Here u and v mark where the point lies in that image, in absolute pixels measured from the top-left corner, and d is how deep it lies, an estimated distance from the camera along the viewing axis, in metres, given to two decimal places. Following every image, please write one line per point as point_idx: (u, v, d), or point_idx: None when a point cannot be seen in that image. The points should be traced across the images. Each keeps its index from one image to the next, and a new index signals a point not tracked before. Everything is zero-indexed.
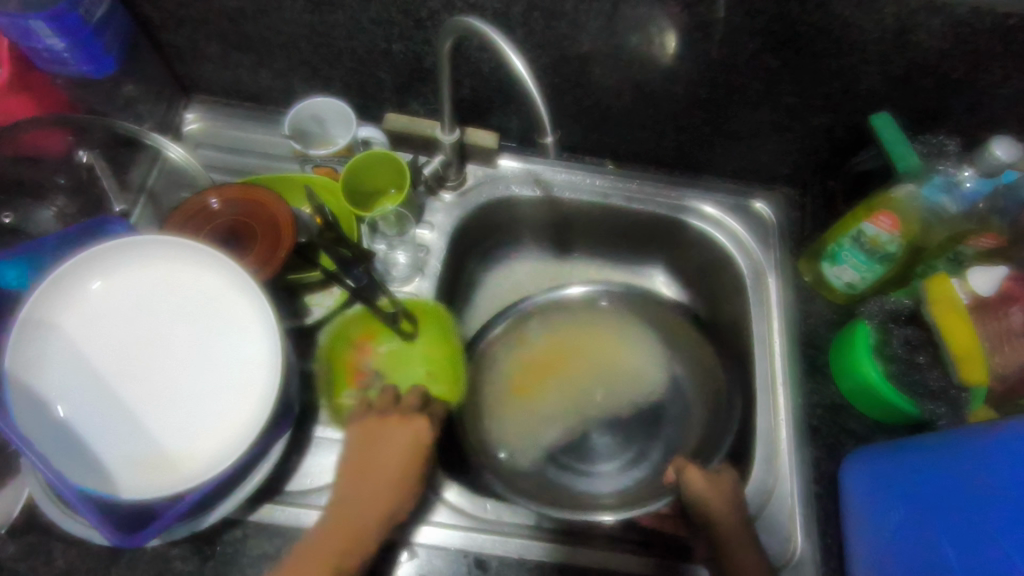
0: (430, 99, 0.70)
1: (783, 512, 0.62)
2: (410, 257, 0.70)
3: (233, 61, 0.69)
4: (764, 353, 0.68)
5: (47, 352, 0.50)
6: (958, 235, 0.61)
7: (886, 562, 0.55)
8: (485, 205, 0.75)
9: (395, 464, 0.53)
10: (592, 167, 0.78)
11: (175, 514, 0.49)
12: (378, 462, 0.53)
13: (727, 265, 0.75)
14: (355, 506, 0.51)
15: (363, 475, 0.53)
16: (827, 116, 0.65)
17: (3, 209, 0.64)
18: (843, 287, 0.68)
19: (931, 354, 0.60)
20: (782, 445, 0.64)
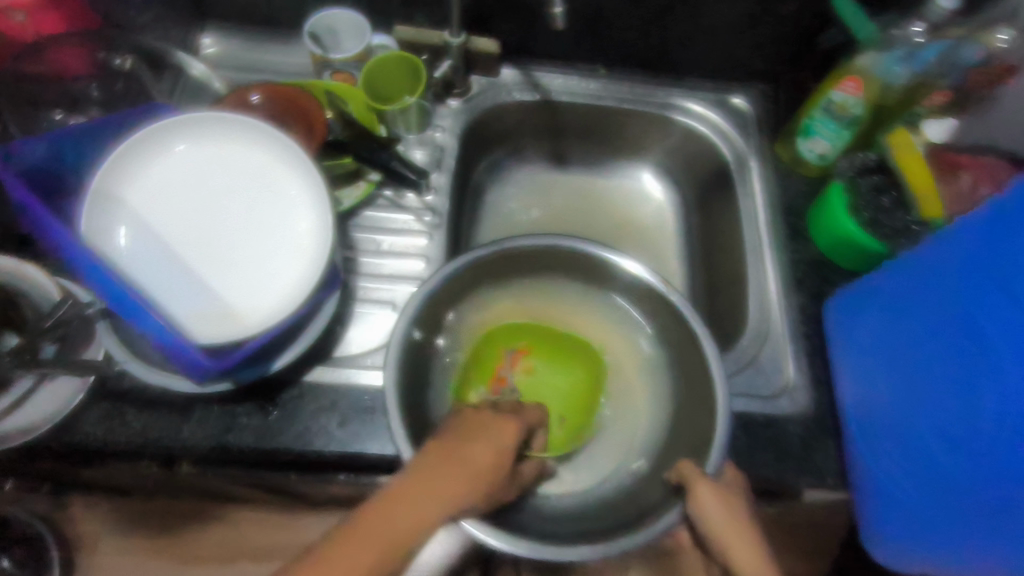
0: (435, 10, 0.76)
1: (777, 352, 0.70)
2: (428, 155, 0.77)
3: None
4: (751, 223, 0.76)
5: (117, 220, 0.54)
6: (913, 92, 0.69)
7: (871, 367, 0.62)
8: (489, 109, 0.82)
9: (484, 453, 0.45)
10: (584, 72, 0.84)
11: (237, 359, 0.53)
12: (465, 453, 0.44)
13: (713, 154, 0.83)
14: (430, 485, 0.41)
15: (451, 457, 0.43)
16: (796, 3, 0.72)
17: (55, 106, 0.68)
18: (815, 159, 0.77)
19: (894, 197, 0.70)
20: (772, 297, 0.73)
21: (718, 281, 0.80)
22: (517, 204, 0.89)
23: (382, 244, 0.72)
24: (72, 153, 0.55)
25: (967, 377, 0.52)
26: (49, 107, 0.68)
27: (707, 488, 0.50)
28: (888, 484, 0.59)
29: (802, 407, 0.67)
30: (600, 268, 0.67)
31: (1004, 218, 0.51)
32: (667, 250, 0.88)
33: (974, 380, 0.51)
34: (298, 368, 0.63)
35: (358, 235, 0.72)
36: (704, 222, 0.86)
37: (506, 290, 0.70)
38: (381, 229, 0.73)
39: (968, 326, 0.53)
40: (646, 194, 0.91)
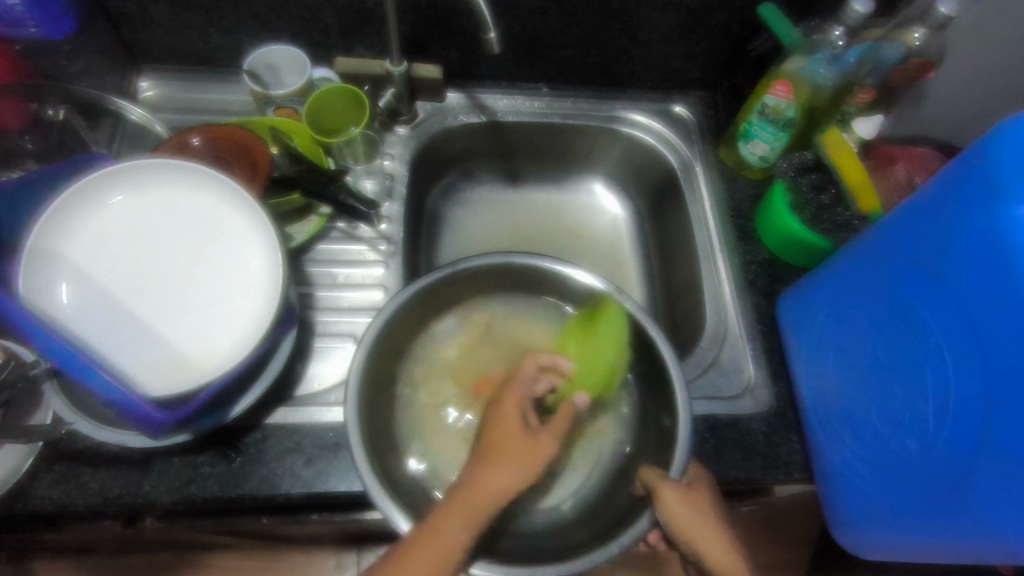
0: (374, 40, 0.76)
1: (737, 352, 0.72)
2: (378, 184, 0.77)
3: (183, 22, 0.73)
4: (702, 228, 0.79)
5: (57, 276, 0.53)
6: (841, 91, 0.72)
7: (821, 364, 0.64)
8: (437, 134, 0.82)
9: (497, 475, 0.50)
10: (528, 91, 0.86)
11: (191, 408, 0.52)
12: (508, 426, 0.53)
13: (659, 162, 0.85)
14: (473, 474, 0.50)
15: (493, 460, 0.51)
16: (723, 15, 0.75)
17: None
18: (758, 162, 0.79)
19: (833, 193, 0.72)
20: (726, 297, 0.74)
21: (676, 284, 0.82)
22: (475, 225, 0.90)
23: (339, 276, 0.71)
24: (6, 209, 0.54)
25: (908, 364, 0.54)
26: None
27: (673, 493, 0.51)
28: (846, 473, 0.60)
29: (763, 405, 0.68)
30: (551, 282, 0.68)
31: (932, 211, 0.52)
32: (625, 257, 0.90)
33: (915, 368, 0.53)
34: (260, 412, 0.62)
35: (313, 269, 0.71)
36: (658, 228, 0.87)
37: (454, 316, 0.70)
38: (336, 261, 0.72)
39: (908, 315, 0.54)
40: (598, 207, 0.92)
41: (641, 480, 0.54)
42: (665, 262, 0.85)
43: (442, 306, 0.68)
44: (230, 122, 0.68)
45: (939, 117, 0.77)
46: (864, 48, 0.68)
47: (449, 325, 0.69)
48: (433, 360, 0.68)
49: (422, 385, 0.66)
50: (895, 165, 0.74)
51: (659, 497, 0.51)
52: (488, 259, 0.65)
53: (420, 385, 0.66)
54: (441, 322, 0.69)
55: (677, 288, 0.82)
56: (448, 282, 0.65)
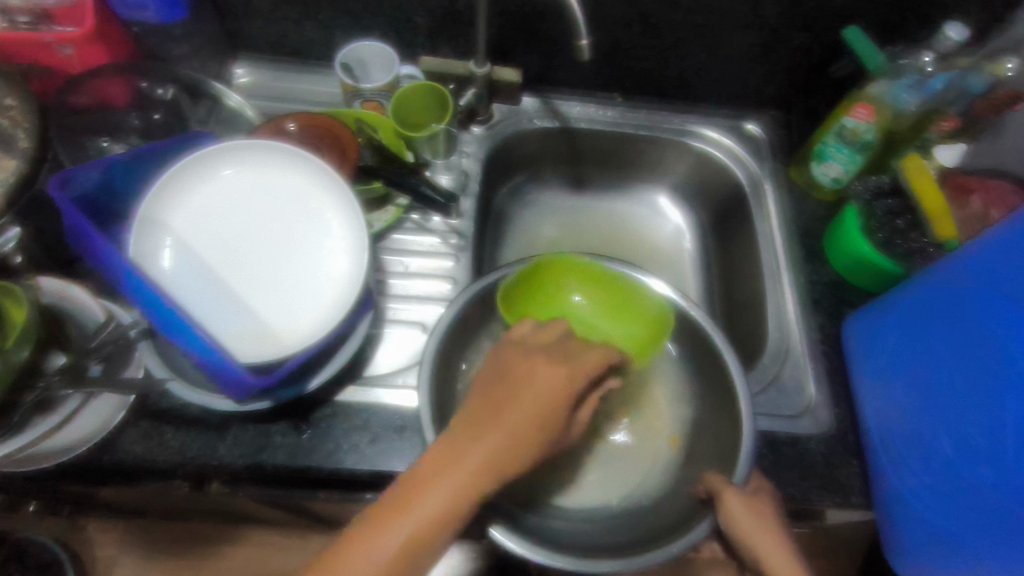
0: (460, 42, 0.79)
1: (798, 370, 0.71)
2: (453, 180, 0.79)
3: (283, 14, 0.77)
4: (768, 245, 0.79)
5: (161, 245, 0.57)
6: (923, 118, 0.71)
7: (889, 387, 0.64)
8: (511, 136, 0.84)
9: (523, 423, 0.47)
10: (602, 100, 0.87)
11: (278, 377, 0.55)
12: (519, 408, 0.47)
13: (727, 178, 0.86)
14: (473, 466, 0.44)
15: (509, 405, 0.47)
16: (806, 35, 0.75)
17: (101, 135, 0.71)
18: (830, 183, 0.79)
19: (909, 219, 0.71)
20: (790, 316, 0.74)
21: (738, 299, 0.82)
22: (539, 227, 0.91)
23: (410, 266, 0.74)
24: (121, 178, 0.57)
25: (988, 392, 0.54)
26: (96, 134, 0.71)
27: (736, 498, 0.52)
28: (909, 501, 0.60)
29: (824, 426, 0.67)
30: None
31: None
32: (685, 268, 0.90)
33: (994, 395, 0.54)
34: (331, 388, 0.64)
35: (386, 257, 0.74)
36: (721, 243, 0.88)
37: None
38: (408, 251, 0.74)
39: (987, 345, 0.55)
40: (661, 217, 0.93)
41: (704, 484, 0.55)
42: (727, 275, 0.85)
43: None
44: (322, 112, 0.71)
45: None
46: (947, 76, 0.68)
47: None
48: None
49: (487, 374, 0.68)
50: (971, 194, 0.73)
51: (722, 501, 0.52)
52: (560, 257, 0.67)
53: None
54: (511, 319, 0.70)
55: (738, 303, 0.82)
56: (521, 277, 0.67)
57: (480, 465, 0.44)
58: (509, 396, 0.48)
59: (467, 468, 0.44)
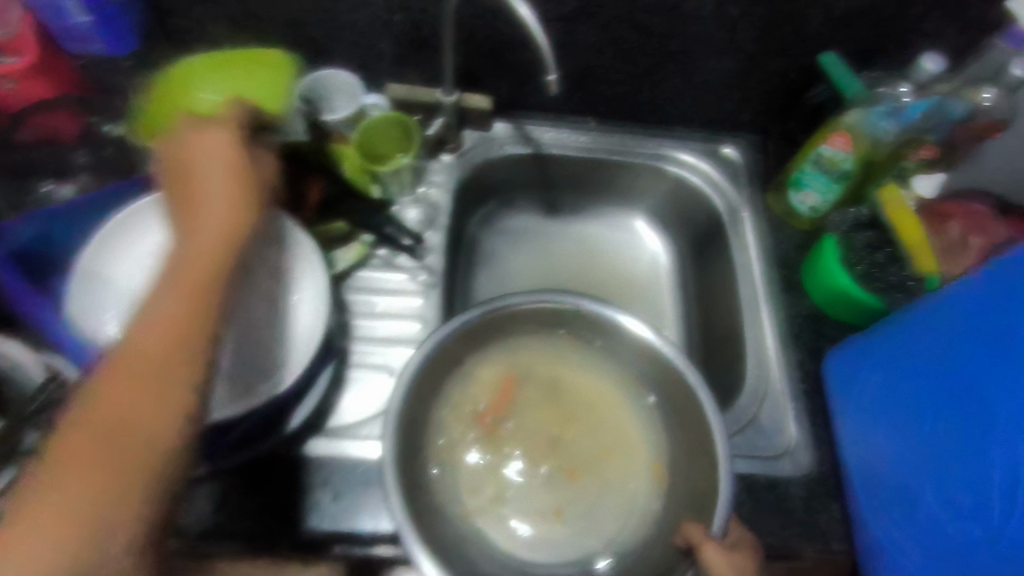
0: (426, 68, 0.76)
1: (778, 409, 0.69)
2: (420, 214, 0.76)
3: (240, 42, 0.74)
4: (747, 277, 0.77)
5: (103, 298, 0.53)
6: (902, 144, 0.70)
7: (869, 431, 0.63)
8: (482, 165, 0.81)
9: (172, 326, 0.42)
10: (575, 125, 0.85)
11: None
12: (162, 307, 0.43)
13: (704, 205, 0.84)
14: (111, 405, 0.39)
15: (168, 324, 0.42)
16: (783, 60, 0.74)
17: (45, 175, 0.67)
18: (807, 212, 0.77)
19: (889, 252, 0.71)
20: (769, 351, 0.72)
21: (717, 330, 0.80)
22: (514, 258, 0.89)
23: (377, 307, 0.71)
24: (60, 231, 0.59)
25: (970, 441, 0.54)
26: (39, 174, 0.67)
27: (718, 553, 0.50)
28: (887, 544, 0.60)
29: (804, 469, 0.66)
30: (593, 322, 0.65)
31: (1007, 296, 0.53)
32: (663, 295, 0.88)
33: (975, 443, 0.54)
34: (294, 441, 0.61)
35: (351, 297, 0.71)
36: (699, 270, 0.86)
37: (484, 355, 0.67)
38: (376, 290, 0.72)
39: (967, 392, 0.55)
40: (637, 242, 0.91)
41: (683, 533, 0.53)
42: (705, 304, 0.83)
43: (474, 348, 0.66)
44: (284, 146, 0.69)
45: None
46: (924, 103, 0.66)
47: (488, 359, 0.67)
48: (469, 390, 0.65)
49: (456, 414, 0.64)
50: (949, 221, 0.72)
51: (703, 556, 0.50)
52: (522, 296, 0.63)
53: (455, 429, 0.64)
54: (477, 361, 0.66)
55: (716, 334, 0.80)
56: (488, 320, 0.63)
57: (188, 270, 0.44)
58: (166, 317, 0.43)
59: (130, 391, 0.40)
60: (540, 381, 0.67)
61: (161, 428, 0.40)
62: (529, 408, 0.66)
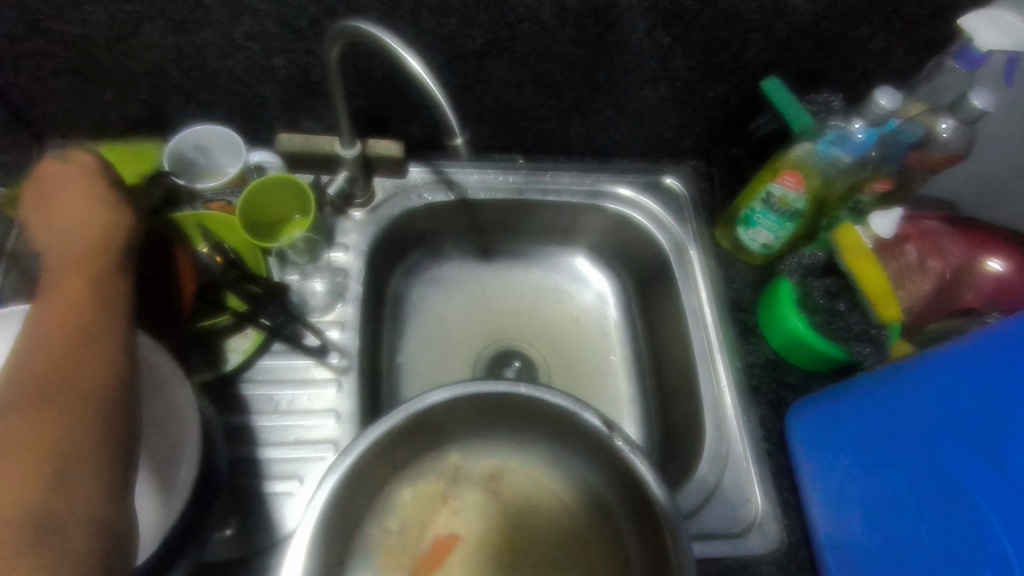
0: (323, 113, 0.66)
1: (741, 476, 0.63)
2: (328, 284, 0.66)
3: (92, 95, 0.62)
4: (699, 325, 0.70)
5: None
6: (856, 183, 0.64)
7: (843, 505, 0.57)
8: (400, 216, 0.72)
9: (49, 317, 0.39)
10: (501, 163, 0.76)
11: None
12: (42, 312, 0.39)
13: (649, 243, 0.76)
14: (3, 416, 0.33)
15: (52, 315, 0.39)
16: (722, 87, 0.66)
17: None
18: (759, 249, 0.70)
19: (849, 300, 0.64)
20: (728, 409, 0.66)
21: (671, 381, 0.73)
22: (445, 313, 0.80)
23: (281, 401, 0.61)
24: None
25: (962, 525, 0.49)
26: None
27: None
28: None
29: (774, 543, 0.59)
30: (531, 408, 0.56)
31: (997, 363, 0.49)
32: (611, 340, 0.81)
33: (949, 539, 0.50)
34: None
35: (250, 393, 0.61)
36: (646, 311, 0.79)
37: (410, 457, 0.58)
38: (280, 381, 0.62)
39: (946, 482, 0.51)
40: (581, 283, 0.83)
41: None
42: (656, 349, 0.76)
43: (397, 453, 0.56)
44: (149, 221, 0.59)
45: (954, 182, 0.71)
46: (874, 133, 0.60)
47: (415, 469, 0.59)
48: (395, 505, 0.58)
49: (384, 532, 0.57)
50: (907, 244, 0.66)
51: None
52: (449, 390, 0.53)
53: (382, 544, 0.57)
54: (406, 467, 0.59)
55: (670, 386, 0.73)
56: (407, 425, 0.54)
57: (66, 277, 0.41)
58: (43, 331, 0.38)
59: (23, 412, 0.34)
60: (475, 476, 0.61)
61: (79, 441, 0.34)
62: (466, 510, 0.60)
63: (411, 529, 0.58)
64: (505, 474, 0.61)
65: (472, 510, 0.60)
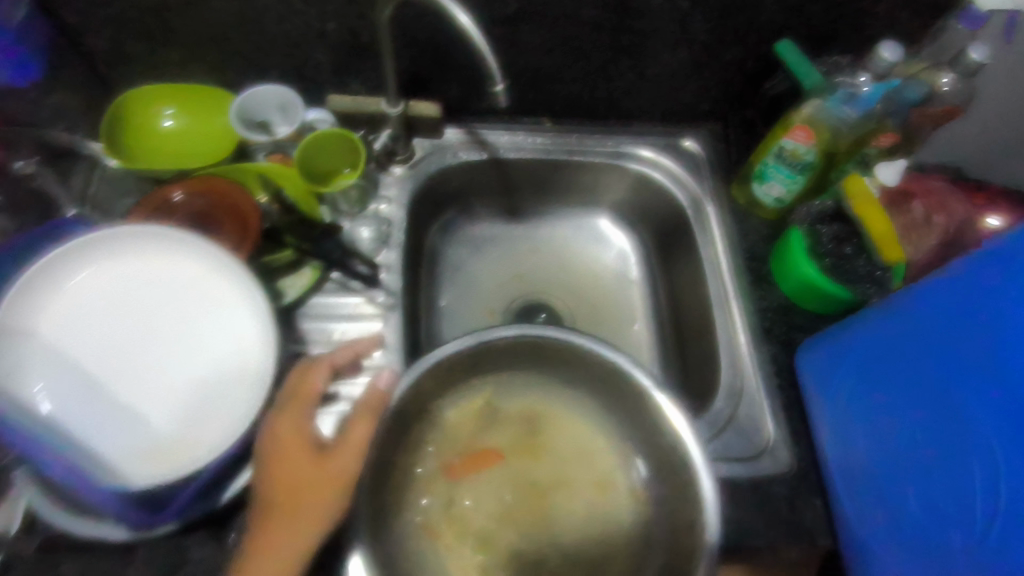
0: (369, 76, 0.72)
1: (754, 408, 0.69)
2: (374, 231, 0.72)
3: (162, 59, 0.68)
4: (715, 275, 0.75)
5: (24, 359, 0.49)
6: (862, 135, 0.69)
7: (850, 425, 0.62)
8: (437, 172, 0.78)
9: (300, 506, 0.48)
10: (530, 126, 0.82)
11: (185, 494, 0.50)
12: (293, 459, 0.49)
13: (668, 200, 0.81)
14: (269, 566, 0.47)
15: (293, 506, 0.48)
16: (738, 50, 0.71)
17: None
18: (773, 203, 0.75)
19: (856, 244, 0.69)
20: (742, 348, 0.71)
21: (689, 327, 0.79)
22: (478, 266, 0.86)
23: (334, 332, 0.67)
24: None
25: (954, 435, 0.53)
26: None
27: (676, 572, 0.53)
28: (870, 549, 0.59)
29: (783, 465, 0.65)
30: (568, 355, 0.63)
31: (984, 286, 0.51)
32: (631, 292, 0.87)
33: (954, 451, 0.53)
34: None
35: (305, 325, 0.67)
36: (665, 265, 0.84)
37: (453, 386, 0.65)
38: (332, 316, 0.68)
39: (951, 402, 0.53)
40: (603, 238, 0.89)
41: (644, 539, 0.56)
42: (674, 299, 0.82)
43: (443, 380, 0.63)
44: (214, 171, 0.65)
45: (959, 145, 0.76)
46: (880, 88, 0.64)
47: (455, 396, 0.66)
48: (436, 431, 0.64)
49: (428, 448, 0.64)
50: (913, 201, 0.71)
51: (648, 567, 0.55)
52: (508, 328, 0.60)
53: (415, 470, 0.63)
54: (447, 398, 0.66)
55: (688, 332, 0.79)
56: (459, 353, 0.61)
57: (308, 490, 0.49)
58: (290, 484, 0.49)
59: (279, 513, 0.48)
60: (507, 413, 0.67)
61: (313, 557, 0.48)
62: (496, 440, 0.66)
63: (455, 444, 0.65)
64: (534, 406, 0.68)
65: (501, 439, 0.66)
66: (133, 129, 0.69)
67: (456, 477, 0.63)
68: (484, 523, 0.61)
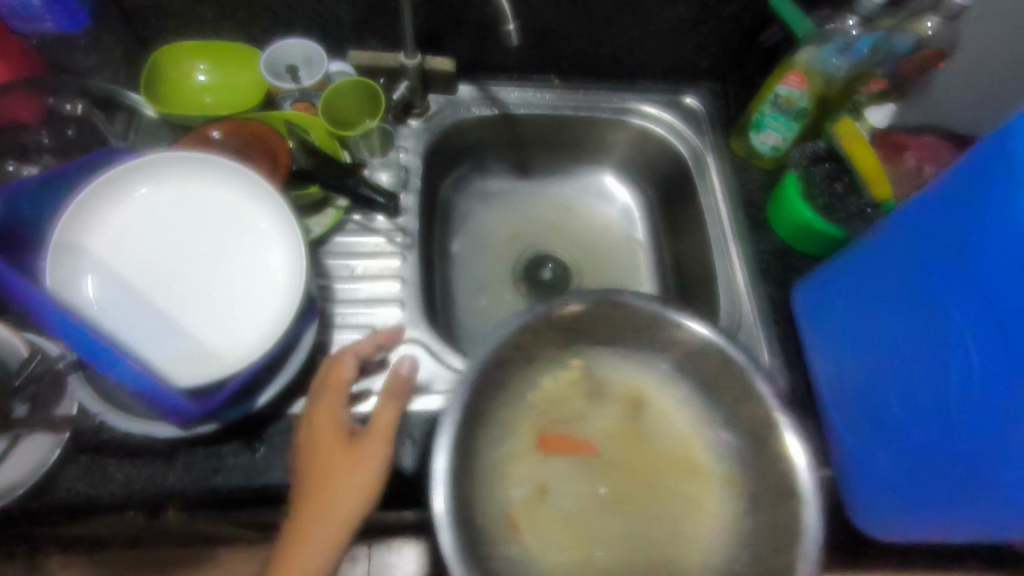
0: (388, 33, 0.77)
1: (751, 339, 0.73)
2: (393, 177, 0.77)
3: (196, 15, 0.73)
4: (715, 220, 0.79)
5: (82, 269, 0.54)
6: (853, 80, 0.73)
7: (842, 351, 0.65)
8: (450, 126, 0.82)
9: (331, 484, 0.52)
10: (540, 83, 0.86)
11: (220, 398, 0.53)
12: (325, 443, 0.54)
13: (670, 153, 0.86)
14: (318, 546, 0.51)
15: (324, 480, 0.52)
16: (736, 5, 0.75)
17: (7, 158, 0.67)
18: (769, 151, 0.80)
19: (846, 182, 0.73)
20: (740, 286, 0.75)
21: (690, 273, 0.83)
22: (489, 220, 0.90)
23: (355, 268, 0.72)
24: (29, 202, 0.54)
25: (932, 345, 0.55)
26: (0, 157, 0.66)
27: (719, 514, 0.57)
28: (869, 468, 0.62)
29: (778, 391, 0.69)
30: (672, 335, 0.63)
31: (954, 200, 0.52)
32: (635, 244, 0.91)
33: (941, 362, 0.54)
34: (283, 402, 0.62)
35: (329, 262, 0.72)
36: (667, 217, 0.89)
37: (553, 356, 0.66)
38: (354, 254, 0.72)
39: (957, 309, 0.52)
40: (608, 193, 0.93)
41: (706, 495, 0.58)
42: (676, 249, 0.86)
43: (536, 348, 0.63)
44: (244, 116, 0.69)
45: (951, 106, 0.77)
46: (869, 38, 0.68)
47: (548, 368, 0.66)
48: (526, 407, 0.64)
49: (516, 426, 0.62)
50: (904, 154, 0.74)
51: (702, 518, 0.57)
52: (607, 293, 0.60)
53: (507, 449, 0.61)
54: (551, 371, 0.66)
55: (689, 277, 0.83)
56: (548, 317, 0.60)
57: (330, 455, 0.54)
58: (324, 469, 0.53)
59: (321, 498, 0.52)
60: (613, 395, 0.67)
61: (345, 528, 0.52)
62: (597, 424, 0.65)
63: (553, 416, 0.65)
64: (637, 388, 0.68)
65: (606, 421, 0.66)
66: (170, 83, 0.74)
67: (551, 451, 0.62)
68: (581, 502, 0.60)
